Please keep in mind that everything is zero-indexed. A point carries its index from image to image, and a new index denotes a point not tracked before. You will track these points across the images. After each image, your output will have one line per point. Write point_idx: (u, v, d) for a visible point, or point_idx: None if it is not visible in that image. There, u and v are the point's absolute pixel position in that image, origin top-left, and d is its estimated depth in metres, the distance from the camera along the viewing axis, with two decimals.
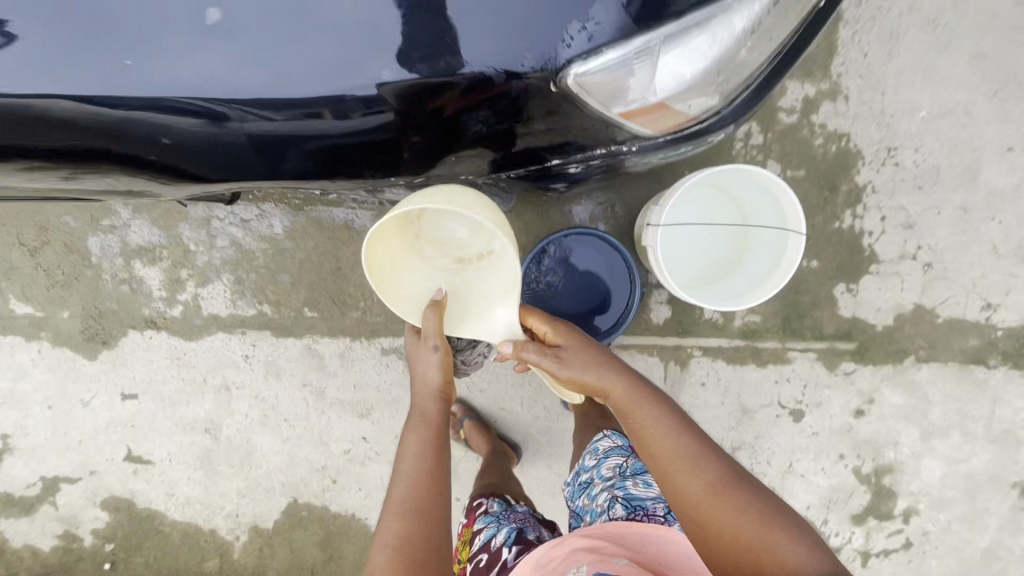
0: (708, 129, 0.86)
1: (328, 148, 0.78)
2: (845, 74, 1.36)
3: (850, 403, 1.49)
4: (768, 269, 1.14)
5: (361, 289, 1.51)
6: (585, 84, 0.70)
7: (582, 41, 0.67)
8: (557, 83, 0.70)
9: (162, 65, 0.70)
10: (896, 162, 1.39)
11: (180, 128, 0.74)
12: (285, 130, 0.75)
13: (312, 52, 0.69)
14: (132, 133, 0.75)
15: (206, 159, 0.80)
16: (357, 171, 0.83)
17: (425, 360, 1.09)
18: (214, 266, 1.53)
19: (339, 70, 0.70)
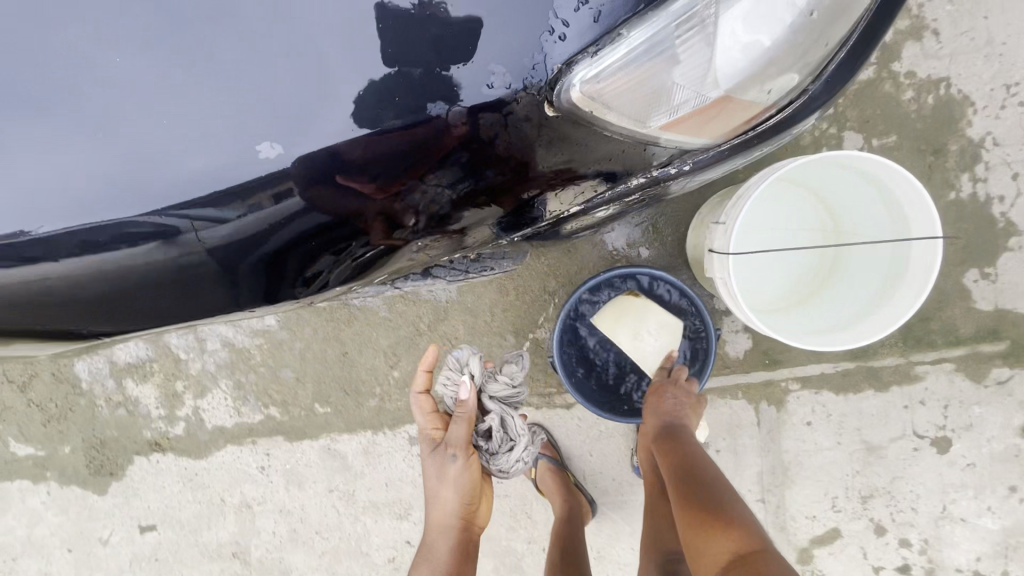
0: (790, 119, 0.59)
1: (312, 242, 0.54)
2: (929, 3, 1.04)
3: (1012, 420, 1.14)
4: (871, 296, 0.84)
5: (374, 373, 1.29)
6: (600, 94, 0.46)
7: (583, 30, 0.43)
8: (556, 103, 0.46)
9: (78, 180, 0.50)
10: (1019, 102, 1.05)
11: (119, 264, 0.52)
12: (248, 232, 0.51)
13: (265, 100, 0.48)
14: (67, 285, 0.53)
15: (173, 299, 0.57)
16: (354, 263, 0.57)
17: (445, 476, 0.85)
18: (210, 373, 1.34)
19: (299, 129, 0.47)
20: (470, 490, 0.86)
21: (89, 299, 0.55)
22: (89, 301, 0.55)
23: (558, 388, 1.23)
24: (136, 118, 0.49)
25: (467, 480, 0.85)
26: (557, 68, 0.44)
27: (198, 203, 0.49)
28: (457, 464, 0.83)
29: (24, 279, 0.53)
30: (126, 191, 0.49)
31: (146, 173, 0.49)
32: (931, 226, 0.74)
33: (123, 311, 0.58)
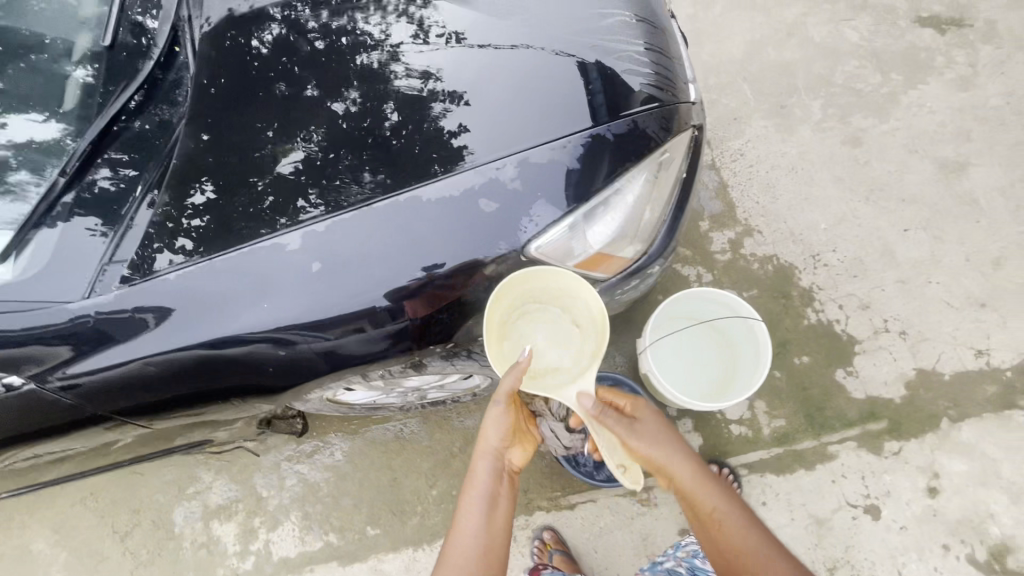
0: (643, 265, 1.20)
1: (384, 340, 1.01)
2: (751, 217, 1.77)
3: (917, 483, 1.46)
4: (754, 347, 1.36)
5: (416, 493, 1.63)
6: (543, 251, 1.03)
7: (534, 228, 1.02)
8: (525, 254, 1.02)
9: (264, 307, 0.95)
10: (825, 264, 1.69)
11: (286, 349, 0.98)
12: (337, 342, 0.99)
13: (393, 255, 0.97)
14: (250, 360, 0.98)
15: (292, 375, 1.02)
16: (390, 354, 1.03)
17: (490, 419, 1.03)
18: (284, 506, 1.67)
19: (384, 282, 0.97)
20: (511, 432, 1.04)
21: (245, 373, 1.00)
22: (256, 369, 0.99)
23: (562, 491, 1.55)
24: (323, 269, 0.96)
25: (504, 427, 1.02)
26: (524, 241, 1.01)
27: (333, 320, 0.97)
28: (499, 409, 1.02)
29: (222, 359, 0.97)
30: (327, 305, 0.96)
31: (335, 293, 0.96)
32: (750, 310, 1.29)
33: (272, 376, 1.01)
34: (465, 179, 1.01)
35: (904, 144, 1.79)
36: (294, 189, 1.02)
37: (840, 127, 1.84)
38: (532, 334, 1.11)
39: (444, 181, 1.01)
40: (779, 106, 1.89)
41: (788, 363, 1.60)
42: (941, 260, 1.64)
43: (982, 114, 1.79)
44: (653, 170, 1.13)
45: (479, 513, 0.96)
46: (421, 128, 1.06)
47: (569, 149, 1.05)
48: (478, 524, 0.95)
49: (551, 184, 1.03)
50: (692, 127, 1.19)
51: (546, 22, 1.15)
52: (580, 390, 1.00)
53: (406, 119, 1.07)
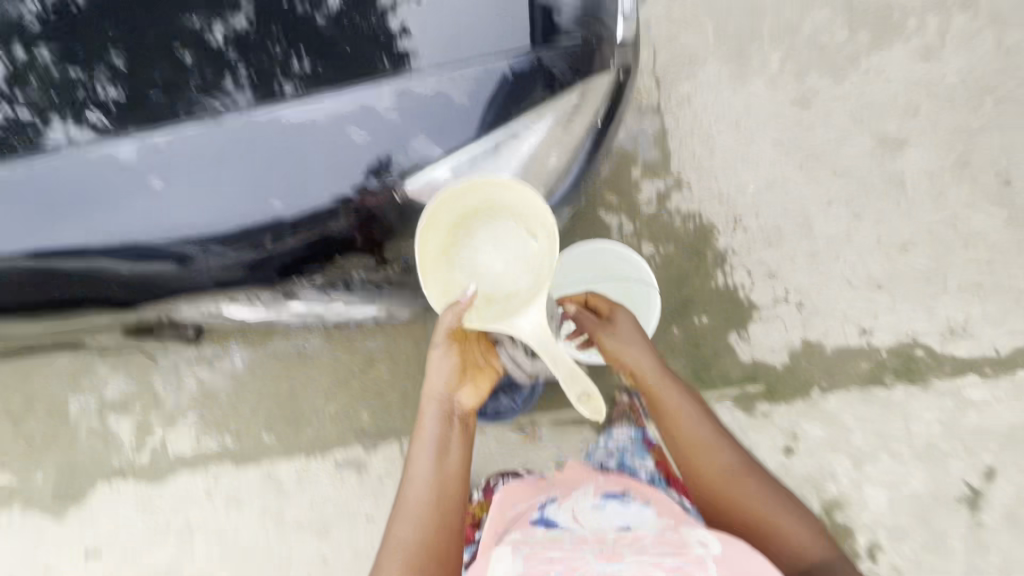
0: None
1: (245, 266, 1.00)
2: (683, 170, 1.72)
3: (777, 442, 1.58)
4: (648, 307, 1.38)
5: (314, 407, 1.67)
6: (419, 194, 0.99)
7: (408, 163, 0.98)
8: (398, 193, 0.99)
9: (115, 221, 0.95)
10: (744, 228, 1.68)
11: (158, 270, 0.98)
12: (193, 263, 0.98)
13: (249, 179, 0.94)
14: (122, 276, 0.99)
15: (152, 290, 1.02)
16: (254, 280, 1.03)
17: (432, 363, 0.99)
18: (181, 407, 1.69)
19: (238, 207, 0.94)
20: (458, 372, 0.99)
21: (100, 284, 1.00)
22: (132, 285, 1.01)
23: None
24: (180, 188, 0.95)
25: (449, 369, 0.98)
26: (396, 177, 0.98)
27: (184, 241, 0.95)
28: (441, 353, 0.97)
29: (72, 268, 0.97)
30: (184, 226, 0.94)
31: (192, 214, 0.94)
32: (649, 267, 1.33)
33: (151, 292, 1.03)
34: (338, 106, 0.97)
35: (852, 113, 1.72)
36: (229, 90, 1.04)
37: (794, 84, 1.75)
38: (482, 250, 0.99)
39: (316, 106, 0.97)
40: (739, 52, 1.76)
41: (687, 322, 1.64)
42: (853, 238, 1.66)
43: (935, 91, 1.72)
44: (562, 118, 1.04)
45: (428, 459, 0.96)
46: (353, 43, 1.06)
47: (458, 83, 1.00)
48: (425, 469, 0.95)
49: (433, 122, 0.99)
50: (617, 66, 1.05)
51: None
52: (536, 315, 0.91)
53: (331, 27, 1.05)
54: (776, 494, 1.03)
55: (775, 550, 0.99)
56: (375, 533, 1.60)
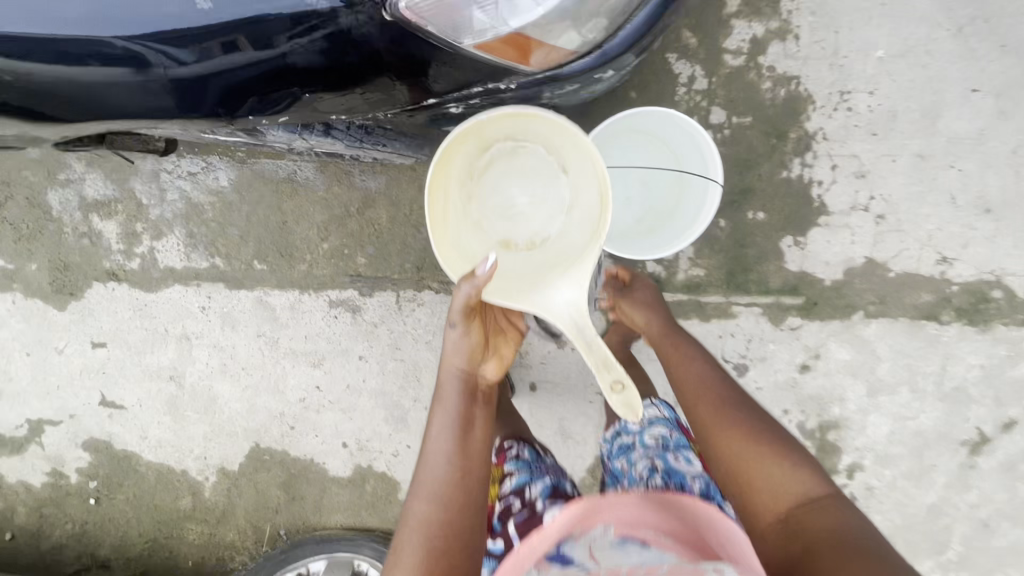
0: (591, 66, 0.87)
1: (188, 82, 0.81)
2: (796, 12, 1.28)
3: (795, 358, 1.47)
4: (694, 214, 1.12)
5: (306, 242, 1.53)
6: (415, 12, 0.70)
7: None
8: (389, 11, 0.71)
9: None
10: (848, 107, 1.31)
11: (114, 78, 0.80)
12: (117, 70, 0.79)
13: None
14: (66, 82, 0.81)
15: (74, 98, 0.84)
16: (202, 101, 0.85)
17: (450, 338, 0.94)
18: (167, 219, 1.56)
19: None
20: (478, 348, 0.94)
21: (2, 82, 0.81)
22: (74, 98, 0.84)
23: None
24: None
25: (467, 342, 0.93)
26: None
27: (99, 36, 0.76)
28: (459, 330, 0.92)
29: None
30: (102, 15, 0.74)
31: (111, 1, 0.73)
32: (718, 168, 1.03)
33: (112, 108, 0.86)
34: None
35: None
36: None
37: None
38: (507, 188, 1.02)
39: None
40: None
41: (739, 215, 1.39)
42: (982, 142, 1.31)
43: None
44: None
45: (448, 430, 0.92)
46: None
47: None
48: (444, 448, 0.91)
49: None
50: None
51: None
52: (572, 295, 0.87)
53: None
54: (785, 458, 0.90)
55: (749, 487, 0.90)
56: (366, 372, 1.62)
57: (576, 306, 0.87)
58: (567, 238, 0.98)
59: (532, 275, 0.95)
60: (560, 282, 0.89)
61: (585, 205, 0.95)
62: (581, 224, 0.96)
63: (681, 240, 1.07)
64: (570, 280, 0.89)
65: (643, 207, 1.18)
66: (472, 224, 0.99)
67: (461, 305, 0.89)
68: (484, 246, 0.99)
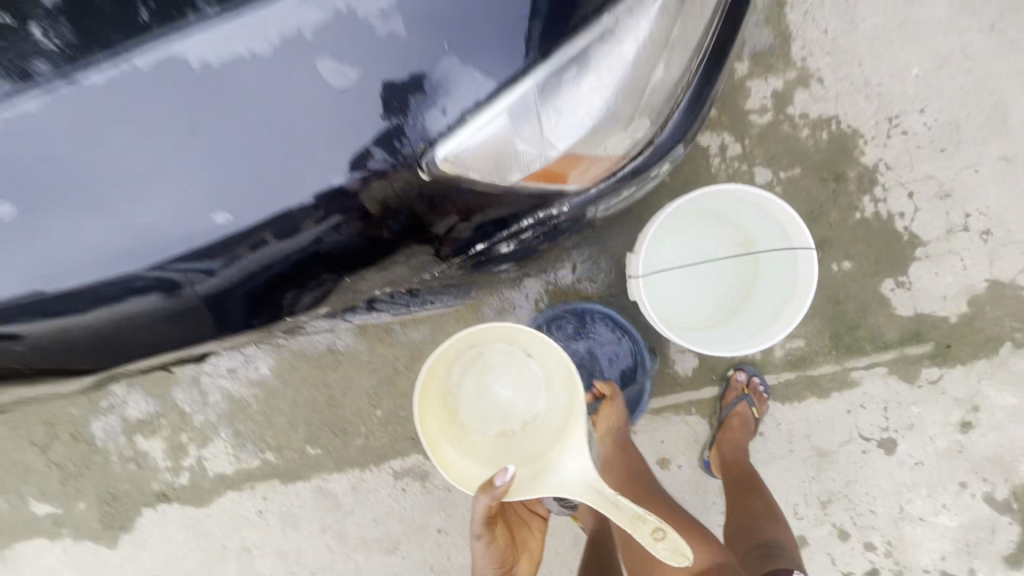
0: (644, 165, 0.76)
1: (218, 300, 0.61)
2: (810, 56, 1.22)
3: (950, 417, 1.21)
4: (744, 324, 1.02)
5: (358, 414, 1.40)
6: (461, 162, 0.57)
7: (435, 118, 0.55)
8: (427, 170, 0.56)
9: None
10: (902, 130, 1.20)
11: (125, 319, 0.59)
12: (130, 310, 0.58)
13: (200, 170, 0.54)
14: (69, 345, 0.60)
15: (75, 359, 0.63)
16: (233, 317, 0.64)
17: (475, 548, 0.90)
18: (212, 423, 1.47)
19: (187, 215, 0.54)
20: (504, 554, 0.92)
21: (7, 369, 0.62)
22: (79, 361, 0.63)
23: None
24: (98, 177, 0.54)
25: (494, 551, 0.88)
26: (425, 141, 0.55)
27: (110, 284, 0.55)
28: (484, 539, 0.87)
29: None
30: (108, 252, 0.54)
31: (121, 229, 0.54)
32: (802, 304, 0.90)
33: (127, 353, 0.64)
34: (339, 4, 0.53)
35: None
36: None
37: None
38: (487, 387, 1.01)
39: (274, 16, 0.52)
40: None
41: (822, 270, 1.23)
42: None
43: None
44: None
45: None
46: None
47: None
48: None
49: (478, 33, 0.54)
50: None
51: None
52: (579, 465, 0.83)
53: None
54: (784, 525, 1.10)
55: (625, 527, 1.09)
56: (450, 547, 1.40)
57: (587, 474, 0.81)
58: (553, 422, 0.95)
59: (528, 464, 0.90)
60: (561, 462, 0.85)
61: (561, 387, 0.94)
62: (558, 397, 0.95)
63: (730, 345, 0.98)
64: (571, 455, 0.84)
65: (720, 282, 1.07)
66: (467, 439, 0.97)
67: (482, 513, 0.82)
68: (482, 442, 0.97)
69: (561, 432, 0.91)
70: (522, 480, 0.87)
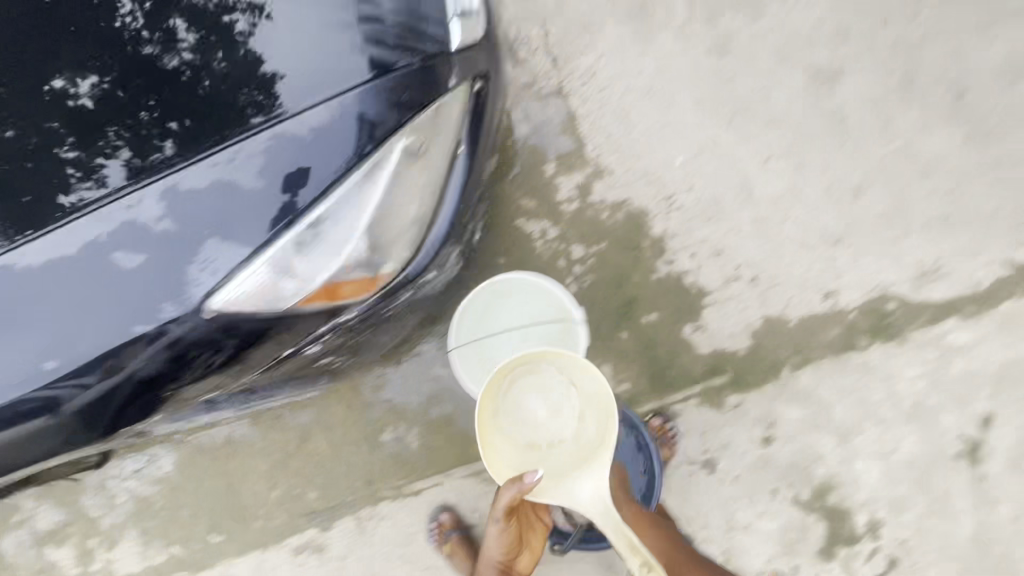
0: (414, 275, 0.98)
1: (91, 409, 0.83)
2: (600, 156, 1.54)
3: (754, 434, 1.45)
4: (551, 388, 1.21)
5: (256, 497, 1.54)
6: (234, 302, 0.80)
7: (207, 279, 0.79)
8: (205, 314, 0.80)
9: None
10: (678, 206, 1.51)
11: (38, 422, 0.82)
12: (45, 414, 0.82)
13: (82, 311, 0.78)
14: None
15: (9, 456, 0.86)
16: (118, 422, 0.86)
17: (490, 534, 1.24)
18: (119, 524, 1.56)
19: (73, 344, 0.78)
20: (512, 541, 1.25)
21: None
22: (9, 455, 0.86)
23: (407, 478, 1.52)
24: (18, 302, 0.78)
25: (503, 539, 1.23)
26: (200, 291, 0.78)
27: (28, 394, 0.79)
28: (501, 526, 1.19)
29: None
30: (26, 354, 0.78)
31: (32, 340, 0.78)
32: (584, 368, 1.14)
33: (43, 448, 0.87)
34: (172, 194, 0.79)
35: (776, 49, 1.51)
36: (55, 124, 0.82)
37: (706, 30, 1.54)
38: (525, 396, 1.15)
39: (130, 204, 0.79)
40: (637, 6, 1.56)
41: (634, 322, 1.49)
42: (800, 192, 1.48)
43: (863, 4, 1.51)
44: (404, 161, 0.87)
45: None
46: (225, 62, 0.83)
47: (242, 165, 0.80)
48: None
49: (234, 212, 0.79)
50: (468, 77, 0.95)
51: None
52: (592, 489, 1.09)
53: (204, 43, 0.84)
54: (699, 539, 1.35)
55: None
56: None
57: (600, 492, 1.09)
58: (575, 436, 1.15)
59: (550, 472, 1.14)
60: (580, 480, 1.11)
61: (590, 420, 1.14)
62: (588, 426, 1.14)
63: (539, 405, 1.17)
64: (591, 476, 1.11)
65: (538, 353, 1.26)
66: (500, 438, 1.13)
67: (506, 502, 1.10)
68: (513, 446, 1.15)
69: (584, 458, 1.13)
70: (543, 488, 1.11)
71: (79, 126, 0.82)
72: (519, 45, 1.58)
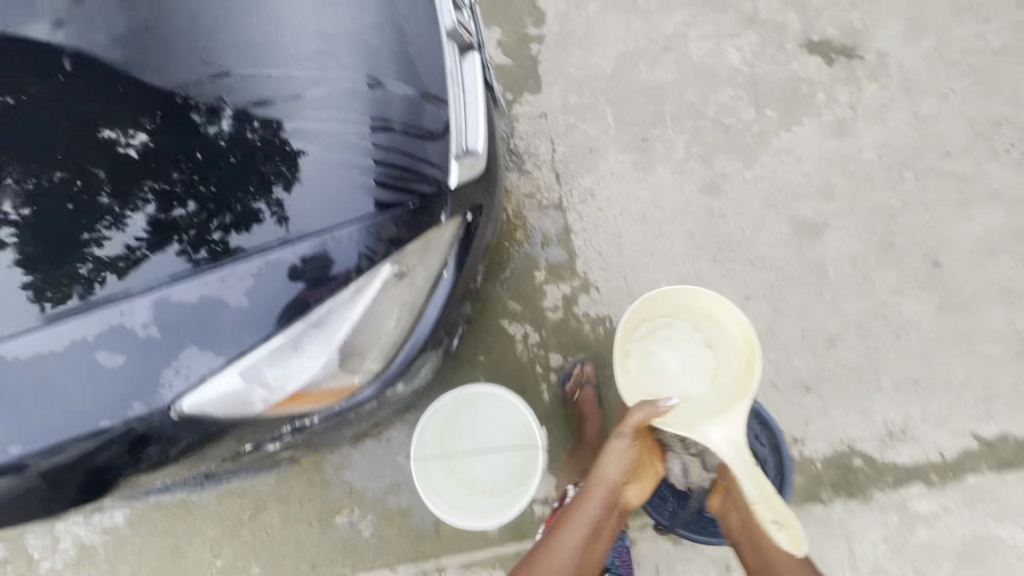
0: (383, 385, 1.03)
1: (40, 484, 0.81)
2: (589, 270, 1.61)
3: None
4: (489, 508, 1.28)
5: (199, 563, 1.51)
6: (201, 407, 0.82)
7: (179, 382, 0.80)
8: (175, 412, 0.81)
9: None
10: None
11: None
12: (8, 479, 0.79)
13: (84, 376, 0.78)
14: None
15: None
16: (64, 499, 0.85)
17: (612, 451, 1.23)
18: (56, 570, 1.54)
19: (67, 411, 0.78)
20: (630, 465, 1.25)
21: None
22: None
23: (352, 567, 1.49)
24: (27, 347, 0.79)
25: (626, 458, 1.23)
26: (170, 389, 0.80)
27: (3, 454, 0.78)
28: (625, 441, 1.21)
29: None
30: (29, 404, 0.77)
31: (39, 395, 0.77)
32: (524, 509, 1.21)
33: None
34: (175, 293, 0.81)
35: (764, 197, 1.61)
36: (96, 169, 0.82)
37: (702, 170, 1.65)
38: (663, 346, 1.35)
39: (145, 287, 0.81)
40: (640, 139, 1.69)
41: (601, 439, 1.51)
42: (775, 334, 1.52)
43: (850, 168, 1.61)
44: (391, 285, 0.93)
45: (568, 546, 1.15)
46: (267, 141, 0.87)
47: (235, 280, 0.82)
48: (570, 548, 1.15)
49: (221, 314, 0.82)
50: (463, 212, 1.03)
51: (323, 50, 0.91)
52: (723, 433, 1.16)
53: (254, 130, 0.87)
54: None
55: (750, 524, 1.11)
56: None
57: (731, 440, 1.15)
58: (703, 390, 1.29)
59: (682, 415, 1.24)
60: (711, 424, 1.19)
61: (730, 372, 1.29)
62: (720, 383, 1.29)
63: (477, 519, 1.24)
64: (722, 422, 1.17)
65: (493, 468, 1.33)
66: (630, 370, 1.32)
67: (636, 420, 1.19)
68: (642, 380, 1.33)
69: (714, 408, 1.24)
70: (677, 422, 1.21)
71: (118, 174, 0.83)
72: (527, 157, 1.70)
